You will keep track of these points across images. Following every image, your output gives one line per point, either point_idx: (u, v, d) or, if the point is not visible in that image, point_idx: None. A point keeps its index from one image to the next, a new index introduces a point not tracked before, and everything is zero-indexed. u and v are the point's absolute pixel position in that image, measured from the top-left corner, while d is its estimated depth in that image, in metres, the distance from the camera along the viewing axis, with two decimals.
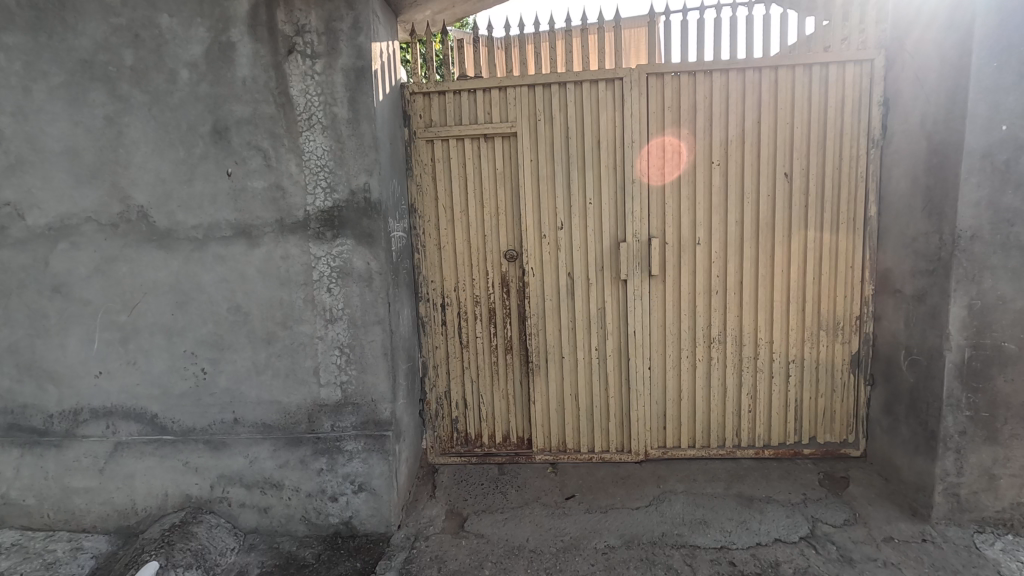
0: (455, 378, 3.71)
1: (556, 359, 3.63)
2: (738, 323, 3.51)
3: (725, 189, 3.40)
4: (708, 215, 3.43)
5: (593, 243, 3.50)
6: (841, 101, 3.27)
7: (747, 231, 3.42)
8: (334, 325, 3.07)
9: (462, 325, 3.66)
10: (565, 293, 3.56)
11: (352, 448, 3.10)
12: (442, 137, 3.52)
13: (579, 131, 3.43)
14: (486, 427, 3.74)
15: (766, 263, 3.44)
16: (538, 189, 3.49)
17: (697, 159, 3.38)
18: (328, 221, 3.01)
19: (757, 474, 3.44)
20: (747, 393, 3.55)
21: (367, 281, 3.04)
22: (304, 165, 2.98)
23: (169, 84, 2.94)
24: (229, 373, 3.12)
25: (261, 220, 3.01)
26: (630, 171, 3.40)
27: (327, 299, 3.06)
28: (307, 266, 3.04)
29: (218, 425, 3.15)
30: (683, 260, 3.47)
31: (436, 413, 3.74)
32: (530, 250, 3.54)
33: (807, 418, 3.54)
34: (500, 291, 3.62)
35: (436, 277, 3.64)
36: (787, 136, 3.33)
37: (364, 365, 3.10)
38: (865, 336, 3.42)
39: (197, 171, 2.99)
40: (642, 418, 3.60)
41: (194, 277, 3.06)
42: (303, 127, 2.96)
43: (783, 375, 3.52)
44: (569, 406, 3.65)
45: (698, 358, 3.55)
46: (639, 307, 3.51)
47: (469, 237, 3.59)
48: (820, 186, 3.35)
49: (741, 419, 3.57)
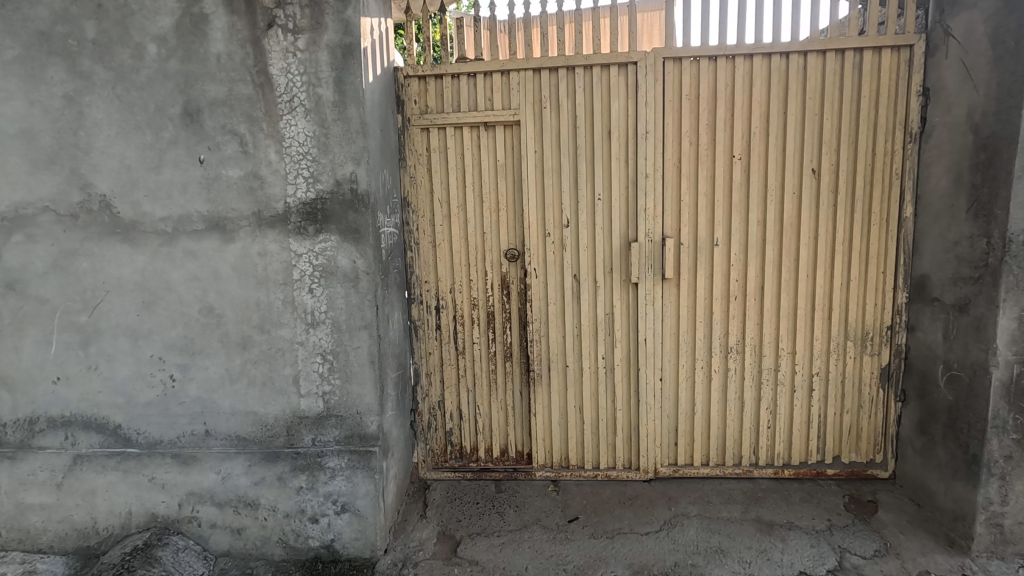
0: (450, 387, 3.43)
1: (559, 368, 3.35)
2: (758, 332, 3.23)
3: (746, 185, 3.12)
4: (727, 214, 3.15)
5: (601, 243, 3.22)
6: (875, 90, 2.99)
7: (770, 232, 3.13)
8: (316, 330, 2.79)
9: (458, 329, 3.38)
10: (570, 296, 3.28)
11: (334, 465, 2.82)
12: (439, 125, 3.23)
13: (588, 120, 3.15)
14: (482, 441, 3.46)
15: (789, 267, 3.16)
16: (542, 183, 3.21)
17: (715, 153, 3.10)
18: (311, 215, 2.72)
19: (777, 496, 3.16)
20: (766, 408, 3.27)
21: (353, 282, 2.76)
22: (284, 153, 2.69)
23: (135, 60, 2.65)
24: (200, 381, 2.83)
25: (236, 212, 2.73)
26: (643, 164, 3.11)
27: (308, 301, 2.77)
28: (287, 263, 2.75)
29: (188, 437, 2.86)
30: (699, 262, 3.19)
31: (428, 424, 3.46)
32: (533, 249, 3.25)
33: (831, 436, 3.26)
34: (499, 293, 3.34)
35: (431, 277, 3.35)
36: (814, 129, 3.05)
37: (348, 374, 2.81)
38: (896, 347, 3.14)
39: (166, 157, 2.70)
40: (652, 433, 3.33)
41: (162, 275, 2.77)
42: (283, 110, 2.66)
43: (805, 389, 3.25)
44: (573, 419, 3.37)
45: (714, 370, 3.27)
46: (651, 313, 3.23)
47: (466, 236, 3.31)
48: (850, 184, 3.08)
49: (759, 437, 3.29)
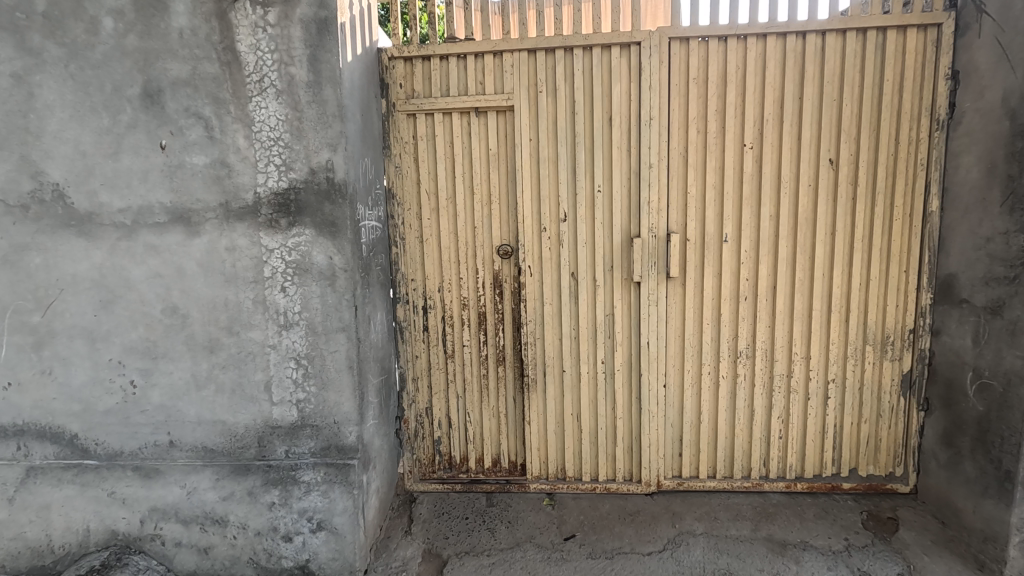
0: (438, 393, 3.20)
1: (556, 373, 3.12)
2: (770, 335, 3.00)
3: (758, 177, 2.89)
4: (738, 208, 2.91)
5: (601, 239, 2.99)
6: (899, 74, 2.76)
7: (783, 228, 2.90)
8: (290, 332, 2.55)
9: (447, 331, 3.15)
10: (567, 296, 3.04)
11: (309, 480, 2.59)
12: (426, 111, 3.00)
13: (587, 106, 2.91)
14: (472, 450, 3.23)
15: (804, 265, 2.93)
16: (537, 174, 2.98)
17: (725, 142, 2.86)
18: (283, 207, 2.48)
19: (790, 512, 2.93)
20: (778, 416, 3.04)
21: (330, 280, 2.52)
22: (254, 138, 2.45)
23: (90, 35, 2.41)
24: (163, 387, 2.60)
25: (202, 203, 2.49)
26: (647, 154, 2.88)
27: (281, 301, 2.54)
28: (258, 260, 2.52)
29: (151, 448, 2.64)
30: (707, 260, 2.96)
31: (415, 433, 3.23)
32: (527, 246, 3.02)
33: (847, 447, 3.03)
34: (491, 292, 3.11)
35: (418, 274, 3.12)
36: (833, 116, 2.82)
37: (325, 380, 2.58)
38: (919, 353, 2.90)
39: (124, 142, 2.47)
40: (654, 444, 3.09)
41: (121, 271, 2.53)
42: (252, 92, 2.42)
43: (820, 397, 3.02)
44: (570, 428, 3.14)
45: (722, 376, 3.04)
46: (654, 314, 2.99)
47: (456, 230, 3.08)
48: (871, 175, 2.84)
49: (770, 447, 3.06)
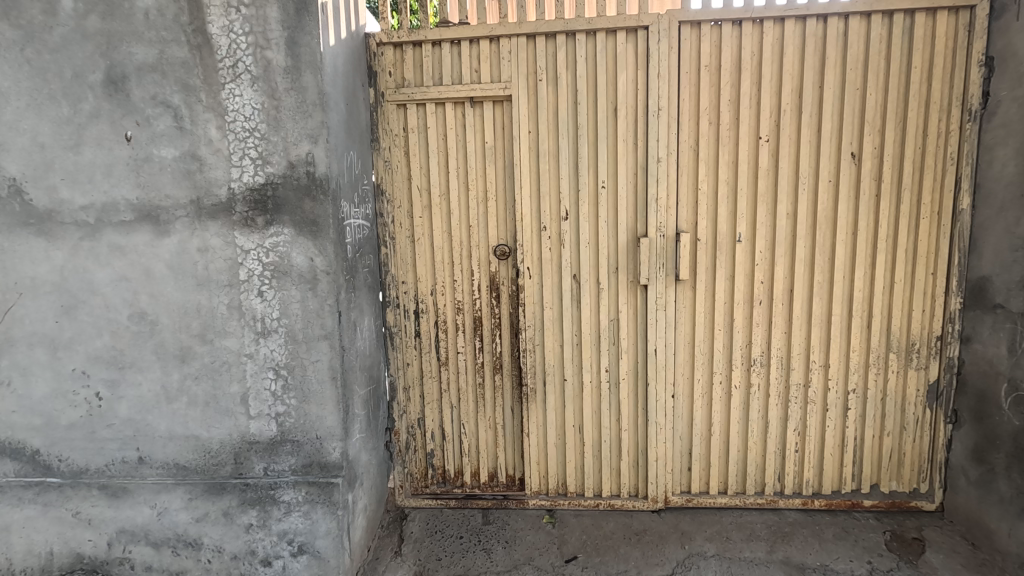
0: (431, 403, 3.00)
1: (556, 382, 2.92)
2: (786, 342, 2.80)
3: (774, 172, 2.68)
4: (752, 206, 2.71)
5: (605, 239, 2.78)
6: (928, 60, 2.55)
7: (801, 227, 2.69)
8: (268, 340, 2.35)
9: (440, 337, 2.95)
10: (568, 300, 2.84)
11: (289, 500, 2.39)
12: (417, 101, 2.79)
13: (591, 96, 2.71)
14: (468, 464, 3.04)
15: (823, 267, 2.72)
16: (537, 169, 2.78)
17: (739, 134, 2.66)
18: (259, 204, 2.28)
19: (808, 532, 2.73)
20: (794, 429, 2.84)
21: (310, 283, 2.32)
22: (227, 129, 2.24)
23: (47, 16, 2.20)
24: (132, 399, 2.40)
25: (171, 199, 2.29)
26: (655, 147, 2.67)
27: (258, 306, 2.34)
28: (232, 262, 2.31)
29: (118, 465, 2.44)
30: (719, 262, 2.75)
31: (407, 445, 3.04)
32: (526, 245, 2.82)
33: (868, 462, 2.83)
34: (488, 296, 2.91)
35: (409, 277, 2.92)
36: (856, 106, 2.61)
37: (306, 392, 2.38)
38: (947, 361, 2.70)
39: (86, 134, 2.26)
40: (662, 458, 2.89)
41: (84, 274, 2.33)
42: (225, 78, 2.22)
43: (840, 408, 2.82)
44: (571, 440, 2.94)
45: (735, 385, 2.84)
46: (663, 320, 2.79)
47: (450, 229, 2.87)
48: (897, 171, 2.64)
49: (786, 462, 2.86)
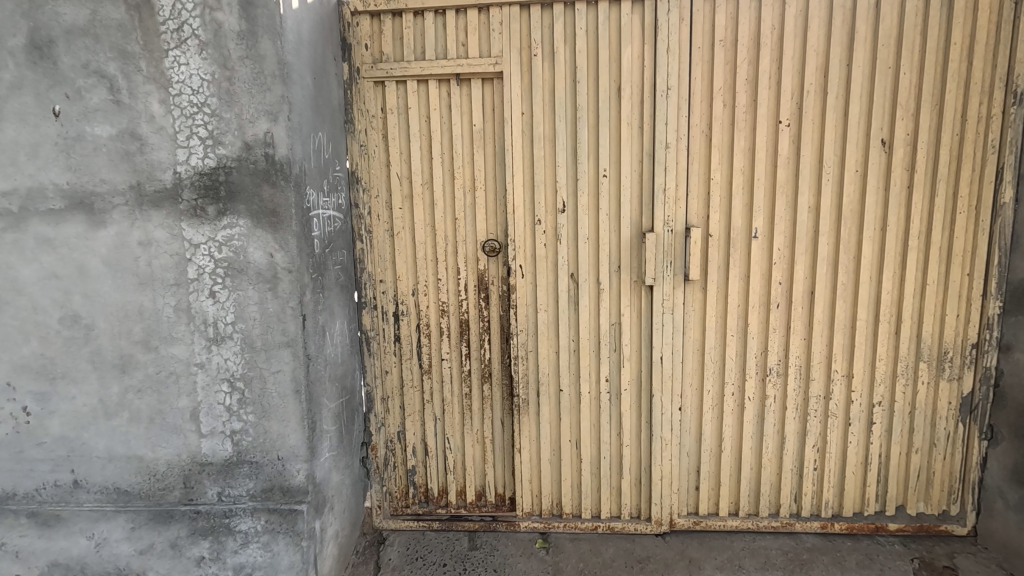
0: (412, 415, 2.71)
1: (551, 392, 2.64)
2: (806, 349, 2.53)
3: (795, 160, 2.41)
4: (771, 198, 2.43)
5: (606, 234, 2.50)
6: (969, 36, 2.28)
7: (824, 222, 2.42)
8: (221, 348, 2.05)
9: (423, 342, 2.66)
10: (565, 302, 2.56)
11: (247, 529, 2.09)
12: (397, 78, 2.49)
13: (592, 74, 2.42)
14: (453, 481, 2.76)
15: (848, 267, 2.46)
16: (531, 156, 2.49)
17: (758, 118, 2.38)
18: (210, 191, 1.97)
19: (829, 559, 2.47)
20: (813, 445, 2.58)
21: (270, 283, 2.02)
22: (172, 104, 1.93)
23: None
24: (64, 415, 2.09)
25: (107, 185, 1.97)
26: (663, 132, 2.40)
27: (209, 308, 2.03)
28: (179, 257, 2.00)
29: (50, 490, 2.13)
30: (733, 260, 2.48)
31: (386, 461, 2.75)
32: (518, 241, 2.53)
33: (893, 482, 2.57)
34: (475, 297, 2.62)
35: (388, 275, 2.62)
36: (887, 87, 2.34)
37: (265, 408, 2.08)
38: (984, 372, 2.45)
39: (8, 108, 1.95)
40: (668, 476, 2.63)
41: (8, 270, 2.02)
42: (169, 44, 1.91)
43: (863, 423, 2.55)
44: (568, 456, 2.67)
45: (748, 397, 2.57)
46: (669, 324, 2.52)
47: (433, 223, 2.58)
48: (932, 160, 2.37)
49: (803, 481, 2.60)
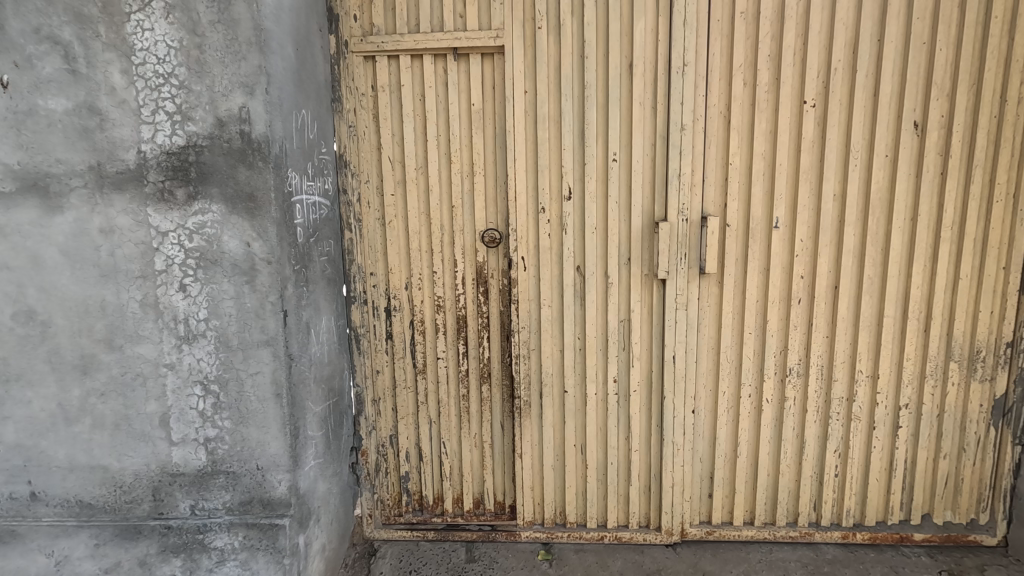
0: (406, 418, 2.53)
1: (555, 393, 2.46)
2: (829, 348, 2.36)
3: (820, 144, 2.23)
4: (794, 185, 2.25)
5: (617, 224, 2.31)
6: (1012, 8, 2.09)
7: (851, 211, 2.25)
8: (193, 347, 1.85)
9: (417, 340, 2.47)
10: (571, 297, 2.37)
11: (223, 546, 1.91)
12: (389, 52, 2.28)
13: (602, 48, 2.23)
14: (450, 489, 2.58)
15: (875, 260, 2.28)
16: (534, 138, 2.30)
17: (781, 97, 2.19)
18: (179, 172, 1.76)
19: (852, 572, 2.31)
20: (834, 450, 2.42)
21: (247, 275, 1.82)
22: (135, 74, 1.73)
23: None
24: (19, 420, 1.89)
25: (63, 165, 1.77)
26: (678, 113, 2.21)
27: (180, 303, 1.83)
28: (145, 247, 1.80)
29: (5, 503, 1.94)
30: (752, 252, 2.30)
31: (377, 467, 2.57)
32: (520, 231, 2.34)
33: (919, 489, 2.42)
34: (474, 292, 2.43)
35: (380, 267, 2.43)
36: (921, 64, 2.16)
37: (243, 413, 1.88)
38: (1018, 373, 2.29)
39: None
40: (679, 483, 2.46)
41: None
42: (131, 6, 1.70)
43: (889, 427, 2.39)
44: (573, 461, 2.50)
45: (766, 399, 2.40)
46: (683, 321, 2.34)
47: (428, 211, 2.38)
48: (967, 144, 2.19)
49: (824, 489, 2.44)
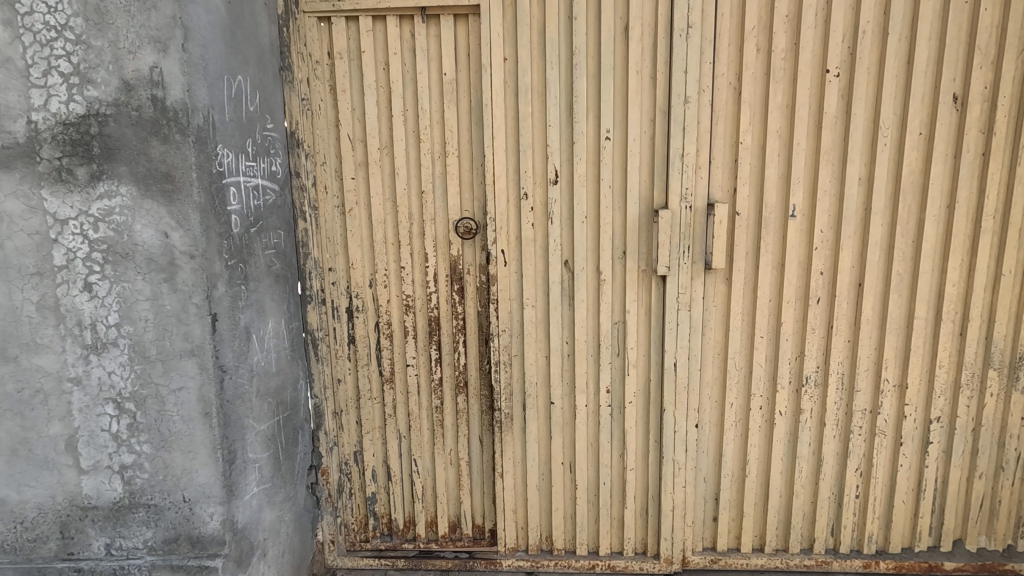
0: (372, 433, 2.24)
1: (541, 405, 2.18)
2: (851, 354, 2.08)
3: (844, 120, 1.93)
4: (814, 167, 1.96)
5: (611, 213, 2.01)
6: None
7: (879, 198, 1.96)
8: (103, 358, 1.54)
9: (383, 344, 2.17)
10: (559, 296, 2.08)
11: None
12: (347, 13, 1.97)
13: (594, 8, 1.92)
14: (422, 512, 2.29)
15: (905, 254, 2.00)
16: (516, 114, 1.99)
17: (800, 65, 1.89)
18: (79, 147, 1.45)
19: None
20: (856, 468, 2.14)
21: (166, 272, 1.52)
22: (21, 26, 1.41)
23: None
24: None
25: None
26: (682, 83, 1.91)
27: (85, 306, 1.52)
28: (41, 238, 1.49)
29: None
30: (766, 244, 2.01)
31: (340, 488, 2.28)
32: (499, 220, 2.04)
33: (951, 512, 2.14)
34: (447, 290, 2.13)
35: (340, 262, 2.12)
36: (963, 27, 1.86)
37: (165, 436, 1.59)
38: None
39: None
40: (681, 506, 2.18)
41: None
42: None
43: (917, 443, 2.12)
44: (561, 481, 2.21)
45: (780, 411, 2.12)
46: (686, 323, 2.05)
47: (395, 197, 2.08)
48: (1015, 119, 1.90)
49: (844, 512, 2.16)
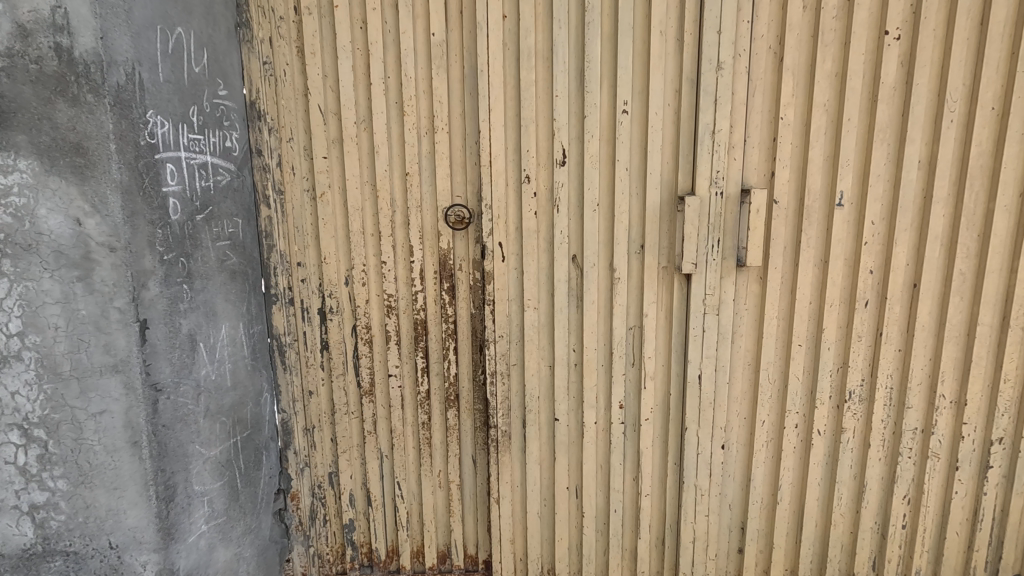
0: (349, 452, 1.95)
1: (543, 421, 1.89)
2: (902, 366, 1.80)
3: (905, 91, 1.63)
4: (867, 148, 1.67)
5: (627, 201, 1.72)
6: None
7: (941, 185, 1.67)
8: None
9: (360, 351, 1.87)
10: (565, 298, 1.79)
11: None
12: None
13: None
14: (407, 541, 2.01)
15: (969, 250, 1.71)
16: (517, 82, 1.69)
17: (854, 25, 1.60)
18: None
19: None
20: (903, 495, 1.87)
21: (79, 268, 1.21)
22: None
23: None
24: None
25: None
26: (714, 46, 1.61)
27: None
28: None
29: None
30: (808, 239, 1.72)
31: (313, 514, 1.99)
32: (496, 209, 1.75)
33: (1011, 545, 1.87)
34: (435, 289, 1.83)
35: (311, 256, 1.82)
36: None
37: (84, 471, 1.26)
38: None
39: None
40: (701, 537, 1.92)
41: None
42: None
43: (975, 467, 1.84)
44: (565, 508, 1.93)
45: (817, 431, 1.85)
46: (713, 329, 1.78)
47: (374, 180, 1.77)
48: None
49: (888, 544, 1.89)
